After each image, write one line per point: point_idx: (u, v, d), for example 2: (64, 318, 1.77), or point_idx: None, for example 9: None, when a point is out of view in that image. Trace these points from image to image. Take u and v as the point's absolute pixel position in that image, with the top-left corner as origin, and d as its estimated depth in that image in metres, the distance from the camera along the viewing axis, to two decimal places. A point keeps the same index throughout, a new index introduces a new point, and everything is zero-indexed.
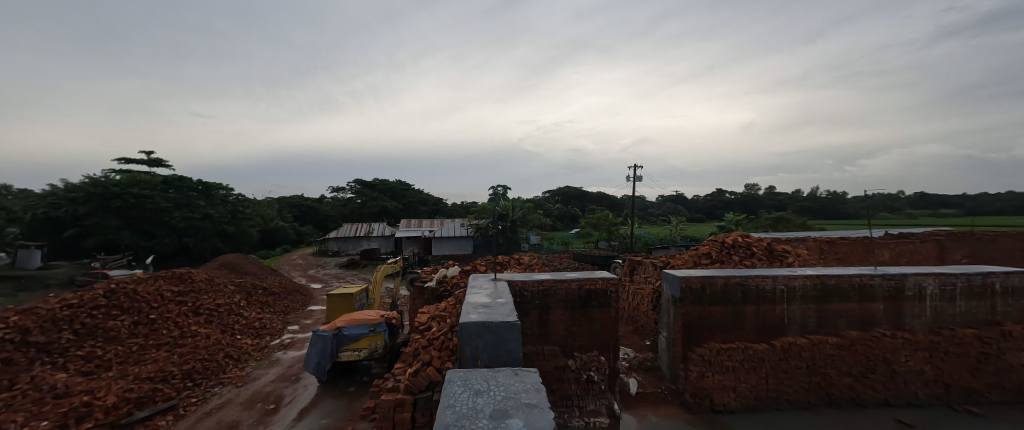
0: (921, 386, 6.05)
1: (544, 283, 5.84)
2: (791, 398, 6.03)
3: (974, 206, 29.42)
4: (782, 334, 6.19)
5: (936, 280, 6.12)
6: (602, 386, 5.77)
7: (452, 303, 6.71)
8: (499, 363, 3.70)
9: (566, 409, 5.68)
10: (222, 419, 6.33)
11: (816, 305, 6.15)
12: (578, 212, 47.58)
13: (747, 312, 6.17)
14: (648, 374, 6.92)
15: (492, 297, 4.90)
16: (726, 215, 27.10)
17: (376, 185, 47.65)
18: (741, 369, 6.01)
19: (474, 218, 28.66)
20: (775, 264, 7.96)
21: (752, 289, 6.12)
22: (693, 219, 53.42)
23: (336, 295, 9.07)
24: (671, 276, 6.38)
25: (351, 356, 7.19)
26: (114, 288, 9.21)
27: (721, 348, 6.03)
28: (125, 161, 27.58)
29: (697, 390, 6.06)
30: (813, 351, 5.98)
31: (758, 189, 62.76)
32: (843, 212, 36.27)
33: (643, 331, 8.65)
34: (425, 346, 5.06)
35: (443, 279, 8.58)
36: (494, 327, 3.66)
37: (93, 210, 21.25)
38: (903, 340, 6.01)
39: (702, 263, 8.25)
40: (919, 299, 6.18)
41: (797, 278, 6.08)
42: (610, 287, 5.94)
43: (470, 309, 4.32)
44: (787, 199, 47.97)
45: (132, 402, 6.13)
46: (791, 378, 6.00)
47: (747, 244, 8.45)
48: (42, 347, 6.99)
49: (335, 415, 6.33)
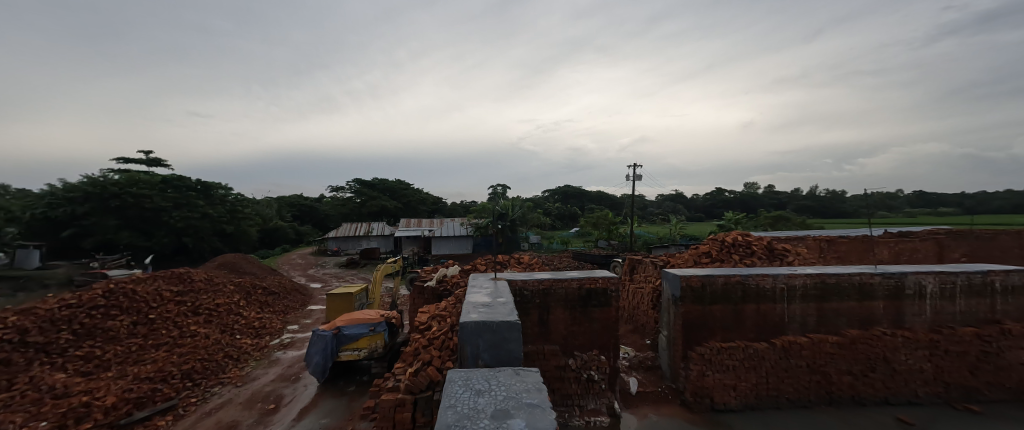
0: (921, 385, 6.05)
1: (544, 282, 5.83)
2: (790, 397, 6.04)
3: (973, 205, 29.50)
4: (782, 332, 6.19)
5: (936, 278, 6.12)
6: (602, 385, 5.77)
7: (452, 303, 6.70)
8: (500, 362, 3.69)
9: (566, 408, 5.67)
10: (222, 419, 6.32)
11: (816, 304, 6.15)
12: (578, 212, 47.68)
13: (748, 311, 6.16)
14: (648, 374, 6.92)
15: (492, 297, 4.89)
16: (726, 214, 27.11)
17: (376, 185, 47.47)
18: (741, 368, 6.01)
19: (473, 218, 28.64)
20: (775, 262, 7.96)
21: (753, 288, 6.12)
22: (693, 218, 53.45)
23: (335, 295, 9.05)
24: (671, 275, 6.37)
25: (351, 356, 7.17)
26: (113, 288, 9.20)
27: (721, 347, 6.03)
28: (125, 161, 27.59)
29: (697, 389, 6.05)
30: (813, 349, 5.98)
31: (757, 187, 62.90)
32: (843, 211, 36.39)
33: (643, 330, 8.65)
34: (425, 345, 5.05)
35: (443, 278, 8.56)
36: (494, 326, 3.65)
37: (92, 209, 21.22)
38: (903, 339, 6.01)
39: (702, 262, 8.24)
40: (919, 298, 6.18)
41: (797, 277, 6.08)
42: (610, 286, 5.94)
43: (470, 308, 4.31)
44: (786, 198, 48.00)
45: (132, 402, 6.12)
46: (791, 377, 6.01)
47: (747, 243, 8.45)
48: (41, 347, 6.97)
49: (335, 415, 6.33)
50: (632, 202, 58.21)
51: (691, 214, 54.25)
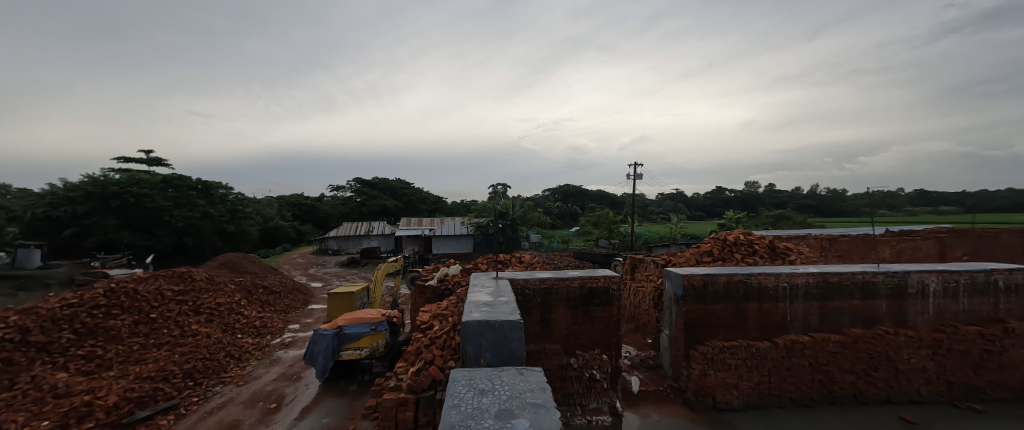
0: (924, 383, 6.04)
1: (545, 282, 5.81)
2: (793, 396, 6.02)
3: (974, 203, 29.54)
4: (784, 332, 6.18)
5: (939, 277, 6.10)
6: (604, 384, 5.76)
7: (453, 302, 6.68)
8: (502, 361, 3.67)
9: (568, 407, 5.67)
10: (223, 418, 6.30)
11: (819, 302, 6.14)
12: (578, 211, 47.71)
13: (750, 310, 6.15)
14: (649, 373, 6.91)
15: (494, 296, 4.87)
16: (726, 213, 27.07)
17: (376, 185, 47.00)
18: (743, 367, 6.00)
19: (474, 217, 28.61)
20: (777, 261, 7.95)
21: (755, 286, 6.11)
22: (693, 218, 53.41)
23: (336, 294, 9.05)
24: (673, 273, 6.36)
25: (352, 355, 7.17)
26: (114, 287, 9.19)
27: (723, 345, 6.02)
28: (125, 160, 27.63)
29: (699, 388, 6.03)
30: (816, 348, 5.97)
31: (757, 186, 62.99)
32: (843, 210, 36.45)
33: (644, 329, 8.64)
34: (426, 345, 5.04)
35: (444, 277, 8.54)
36: (496, 326, 3.64)
37: (93, 209, 21.25)
38: (906, 338, 5.98)
39: (703, 261, 8.20)
40: (922, 296, 6.16)
41: (800, 275, 6.05)
42: (612, 285, 5.92)
43: (471, 307, 4.31)
44: (787, 197, 47.98)
45: (132, 402, 6.11)
46: (793, 376, 5.99)
47: (749, 241, 8.43)
48: (43, 347, 6.96)
49: (337, 414, 6.33)
50: (632, 201, 58.13)
51: (692, 212, 54.27)
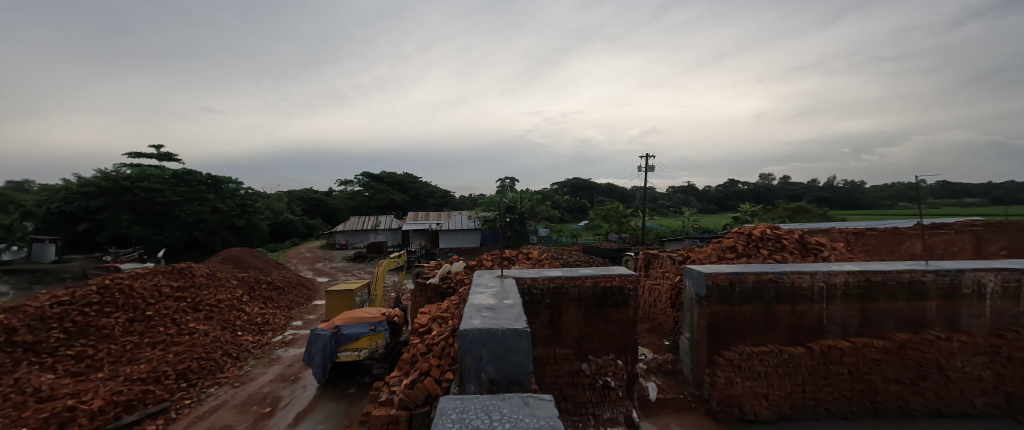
0: (978, 395, 5.41)
1: (555, 281, 5.28)
2: (830, 407, 5.45)
3: (1001, 195, 28.36)
4: (821, 336, 5.57)
5: (998, 276, 5.42)
6: (620, 392, 5.28)
7: (456, 302, 6.21)
8: (506, 378, 3.14)
9: (580, 417, 5.18)
10: (216, 423, 6.00)
11: (859, 304, 5.52)
12: (587, 204, 47.17)
13: (782, 312, 5.56)
14: (668, 379, 6.39)
15: (498, 298, 4.38)
16: (740, 207, 26.32)
17: (383, 178, 47.18)
18: (775, 375, 5.45)
19: (481, 211, 28.18)
20: (808, 258, 7.33)
21: (788, 287, 5.50)
22: (703, 211, 52.28)
23: (335, 292, 8.66)
24: (695, 272, 5.81)
25: (350, 357, 6.76)
26: (109, 283, 8.91)
27: (752, 351, 5.48)
28: (138, 155, 27.84)
29: (724, 397, 5.52)
30: (857, 355, 5.38)
31: (771, 179, 61.48)
32: (863, 202, 35.16)
33: (660, 329, 8.10)
34: (422, 352, 4.59)
35: (447, 275, 8.08)
36: (498, 335, 3.15)
37: (105, 204, 21.42)
38: (960, 344, 5.35)
39: (727, 257, 7.52)
40: (978, 298, 5.49)
41: (838, 274, 5.44)
42: (627, 284, 5.41)
43: (472, 311, 3.81)
44: (802, 190, 46.60)
45: (120, 406, 5.80)
46: (831, 385, 5.42)
47: (776, 236, 7.80)
48: (30, 347, 6.74)
49: (333, 420, 5.95)
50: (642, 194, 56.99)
51: (703, 206, 53.14)
